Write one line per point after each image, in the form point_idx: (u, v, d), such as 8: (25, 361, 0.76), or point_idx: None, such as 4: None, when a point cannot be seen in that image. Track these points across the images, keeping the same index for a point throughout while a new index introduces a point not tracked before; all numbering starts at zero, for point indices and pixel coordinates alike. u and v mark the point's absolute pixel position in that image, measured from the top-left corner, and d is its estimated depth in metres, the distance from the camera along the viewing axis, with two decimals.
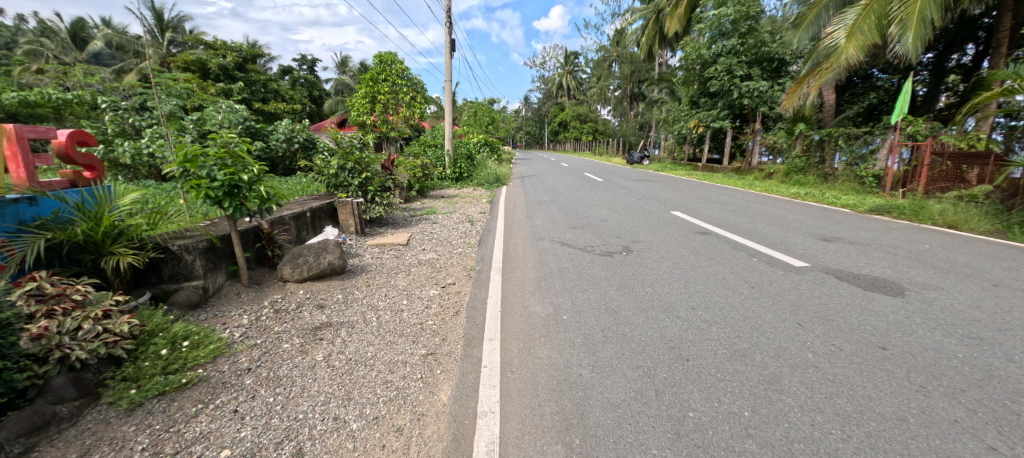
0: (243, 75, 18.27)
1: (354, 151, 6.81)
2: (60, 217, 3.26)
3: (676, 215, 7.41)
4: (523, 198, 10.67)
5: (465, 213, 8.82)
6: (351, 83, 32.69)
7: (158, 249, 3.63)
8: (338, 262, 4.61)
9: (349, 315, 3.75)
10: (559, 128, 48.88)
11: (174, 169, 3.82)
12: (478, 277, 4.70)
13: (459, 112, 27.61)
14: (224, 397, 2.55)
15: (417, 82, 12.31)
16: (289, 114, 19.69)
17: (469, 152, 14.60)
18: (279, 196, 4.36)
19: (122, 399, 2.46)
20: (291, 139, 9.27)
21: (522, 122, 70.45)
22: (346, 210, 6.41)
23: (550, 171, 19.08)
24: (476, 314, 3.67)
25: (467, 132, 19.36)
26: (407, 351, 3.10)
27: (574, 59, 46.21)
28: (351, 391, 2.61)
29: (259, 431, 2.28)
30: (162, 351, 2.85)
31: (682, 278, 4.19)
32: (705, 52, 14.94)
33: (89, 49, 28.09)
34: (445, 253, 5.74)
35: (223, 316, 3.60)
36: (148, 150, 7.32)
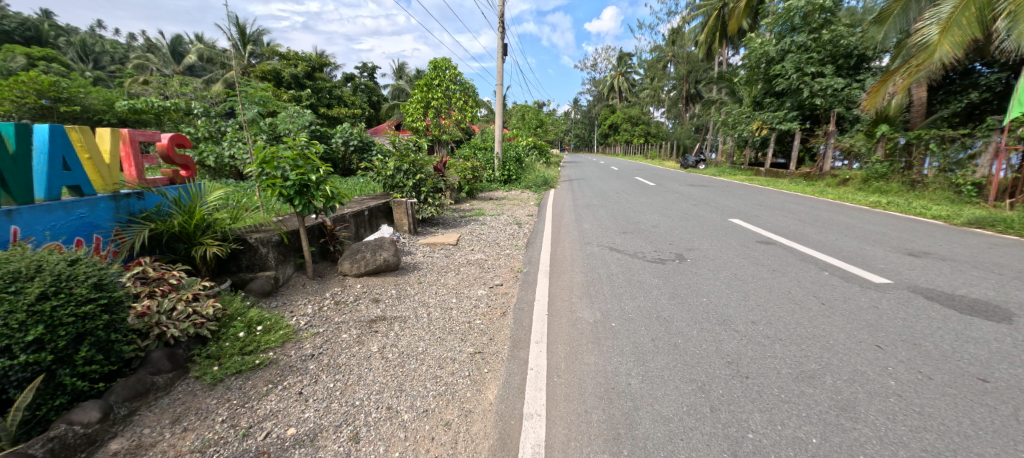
0: (312, 83, 19.66)
1: (410, 153, 7.12)
2: (161, 210, 3.73)
3: (735, 223, 7.04)
4: (571, 202, 10.60)
5: (513, 215, 8.92)
6: (407, 88, 34.14)
7: (238, 241, 4.00)
8: (392, 259, 4.82)
9: (402, 309, 3.93)
10: (610, 131, 47.93)
11: (253, 169, 4.20)
12: (524, 279, 4.72)
13: (507, 114, 27.82)
14: (290, 379, 2.77)
15: (468, 87, 12.57)
16: (349, 119, 20.80)
17: (518, 155, 14.64)
18: (343, 195, 4.66)
19: (207, 374, 2.74)
20: (348, 142, 9.80)
21: (572, 126, 69.91)
22: (401, 210, 6.69)
23: (598, 174, 18.81)
24: (523, 316, 3.69)
25: (515, 136, 19.47)
26: (456, 348, 3.18)
27: (628, 60, 44.99)
28: (402, 383, 2.73)
29: (320, 414, 2.44)
30: (240, 333, 3.14)
31: (742, 290, 3.96)
32: (772, 48, 14.08)
33: (183, 62, 31.62)
34: (492, 255, 5.83)
35: (291, 304, 3.90)
36: (229, 152, 8.11)
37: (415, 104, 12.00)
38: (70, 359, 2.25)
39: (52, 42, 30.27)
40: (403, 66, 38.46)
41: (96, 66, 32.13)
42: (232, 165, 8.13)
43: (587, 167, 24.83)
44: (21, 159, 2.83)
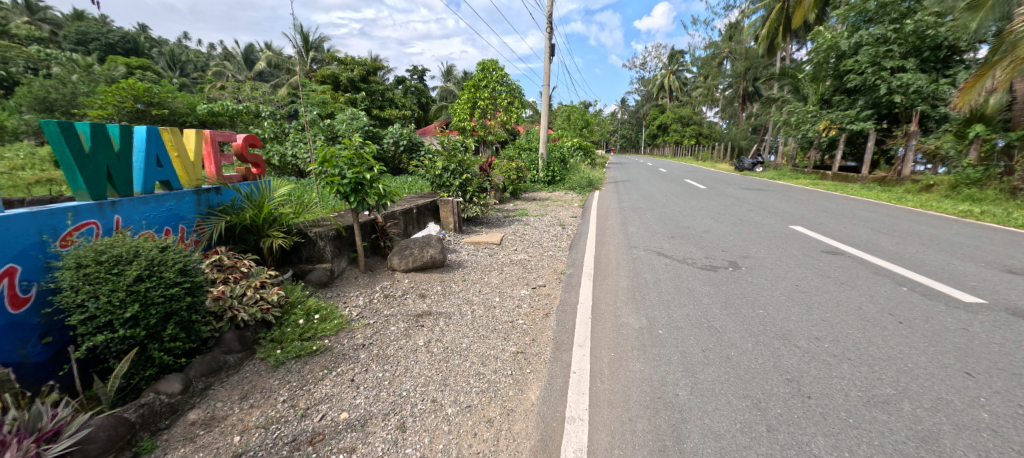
0: (366, 86, 20.59)
1: (457, 153, 7.28)
2: (235, 204, 4.11)
3: (797, 230, 6.58)
4: (617, 204, 10.37)
5: (556, 216, 8.87)
6: (454, 89, 34.88)
7: (300, 234, 4.28)
8: (439, 256, 4.95)
9: (447, 305, 4.03)
10: (659, 131, 46.34)
11: (315, 168, 4.48)
12: (568, 281, 4.68)
13: (552, 114, 27.65)
14: (343, 367, 2.92)
15: (515, 88, 12.65)
16: (400, 120, 21.55)
17: (563, 155, 14.52)
18: (394, 193, 4.84)
19: (270, 357, 2.96)
20: (399, 142, 10.17)
21: (620, 127, 68.33)
22: (447, 208, 6.85)
23: (646, 177, 18.28)
24: (566, 319, 3.66)
25: (561, 138, 19.32)
26: (499, 346, 3.21)
27: (680, 57, 43.25)
28: (446, 377, 2.80)
29: (370, 401, 2.56)
30: (300, 320, 3.36)
31: (804, 303, 3.70)
32: (843, 42, 13.03)
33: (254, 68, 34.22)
34: (536, 255, 5.84)
35: (344, 295, 4.12)
36: (292, 151, 8.68)
37: (462, 105, 12.24)
38: (159, 335, 2.52)
39: (145, 52, 33.82)
40: (452, 68, 39.22)
41: (180, 73, 35.52)
42: (294, 163, 8.69)
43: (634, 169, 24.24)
44: (126, 156, 3.18)
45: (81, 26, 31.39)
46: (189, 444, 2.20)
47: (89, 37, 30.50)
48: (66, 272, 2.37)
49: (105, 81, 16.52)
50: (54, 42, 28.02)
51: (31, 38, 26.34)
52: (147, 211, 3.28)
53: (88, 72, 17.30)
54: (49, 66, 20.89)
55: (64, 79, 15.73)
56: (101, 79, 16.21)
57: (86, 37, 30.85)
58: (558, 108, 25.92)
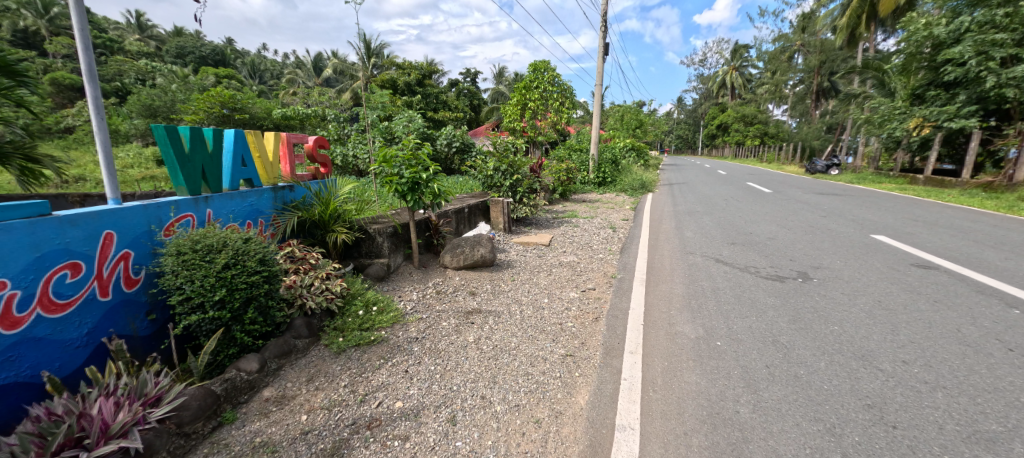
0: (422, 89, 21.35)
1: (508, 154, 7.36)
2: (306, 201, 4.45)
3: (879, 240, 5.98)
4: (672, 207, 9.97)
5: (607, 218, 8.69)
6: (506, 91, 35.19)
7: (361, 230, 4.53)
8: (489, 255, 5.02)
9: (496, 304, 4.09)
10: (719, 132, 43.90)
11: (375, 167, 4.72)
12: (619, 285, 4.57)
13: (605, 114, 27.10)
14: (398, 357, 3.06)
15: (566, 88, 12.55)
16: (453, 122, 22.11)
17: (615, 156, 14.18)
18: (448, 193, 4.98)
19: (333, 343, 3.16)
20: (451, 143, 10.45)
21: (676, 127, 65.58)
22: (497, 208, 6.93)
23: (704, 179, 17.38)
24: (617, 324, 3.58)
25: (613, 139, 18.88)
26: (547, 348, 3.21)
27: (744, 52, 40.68)
28: (496, 375, 2.84)
29: (423, 392, 2.66)
30: (360, 311, 3.57)
31: (887, 321, 3.35)
32: (940, 30, 11.64)
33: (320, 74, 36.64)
34: (585, 258, 5.76)
35: (398, 289, 4.31)
36: (353, 152, 9.21)
37: (512, 107, 12.33)
38: (241, 317, 2.80)
39: (229, 62, 37.37)
40: (504, 70, 39.57)
41: (258, 81, 38.88)
42: (354, 163, 9.21)
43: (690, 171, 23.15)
44: (217, 156, 3.54)
45: (179, 41, 35.32)
46: (264, 418, 2.41)
47: (185, 50, 34.24)
48: (168, 258, 2.68)
49: (197, 90, 18.45)
50: (157, 56, 31.76)
51: (139, 53, 30.03)
52: (232, 206, 3.64)
53: (183, 82, 19.41)
54: (153, 78, 23.70)
55: (164, 88, 17.77)
56: (193, 88, 18.12)
57: (183, 51, 34.65)
58: (611, 108, 25.34)
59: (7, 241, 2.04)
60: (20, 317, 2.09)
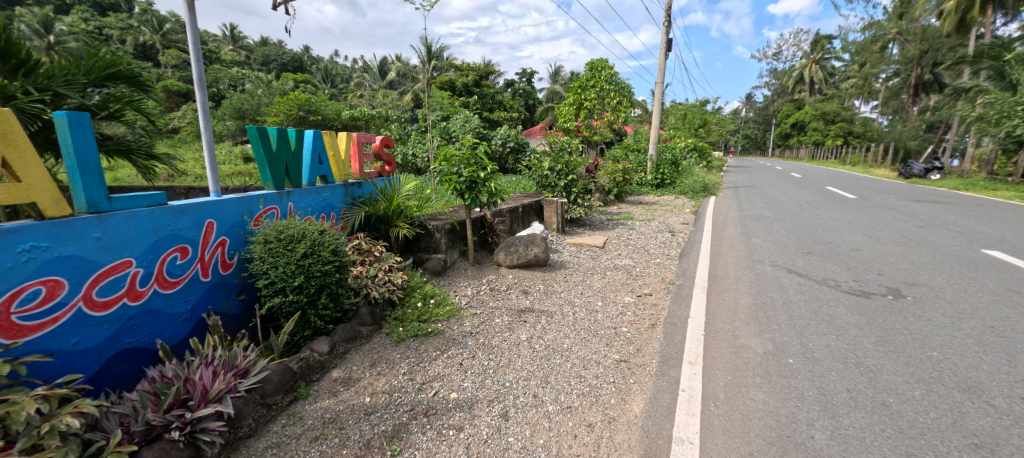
0: (478, 90, 21.77)
1: (564, 154, 7.32)
2: (372, 196, 4.75)
3: (989, 255, 5.24)
4: (737, 211, 9.38)
5: (665, 221, 8.36)
6: (561, 90, 34.89)
7: (421, 226, 4.74)
8: (542, 255, 5.04)
9: (549, 304, 4.09)
10: (793, 131, 40.52)
11: (436, 166, 4.91)
12: (677, 292, 4.39)
13: (665, 113, 26.01)
14: (453, 350, 3.17)
15: (625, 86, 12.23)
16: (508, 122, 22.31)
17: (675, 157, 13.57)
18: (504, 192, 5.06)
19: (394, 332, 3.35)
20: (506, 143, 10.57)
21: (743, 126, 61.48)
22: (551, 209, 6.92)
23: (774, 182, 16.16)
24: (675, 332, 3.44)
25: (674, 139, 18.08)
26: (601, 352, 3.16)
27: (826, 44, 37.20)
28: (548, 375, 2.85)
29: (477, 386, 2.74)
30: (419, 303, 3.74)
31: (999, 350, 2.94)
32: None
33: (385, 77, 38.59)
34: (641, 261, 5.59)
35: (454, 284, 4.46)
36: (413, 151, 9.61)
37: (567, 106, 12.22)
38: (315, 303, 3.04)
39: (306, 68, 40.50)
40: (561, 69, 39.20)
41: (330, 85, 41.77)
42: (414, 162, 9.61)
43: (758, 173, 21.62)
44: (299, 154, 3.88)
45: (264, 49, 38.85)
46: (332, 397, 2.61)
47: (269, 58, 37.62)
48: (257, 245, 2.98)
49: (278, 94, 20.18)
50: (246, 64, 35.17)
51: (232, 62, 33.44)
52: (310, 200, 3.97)
53: (266, 87, 21.33)
54: (242, 84, 26.27)
55: (251, 93, 19.62)
56: (274, 92, 19.84)
57: (267, 59, 38.08)
58: (672, 107, 24.27)
59: (135, 226, 2.37)
60: (142, 291, 2.41)
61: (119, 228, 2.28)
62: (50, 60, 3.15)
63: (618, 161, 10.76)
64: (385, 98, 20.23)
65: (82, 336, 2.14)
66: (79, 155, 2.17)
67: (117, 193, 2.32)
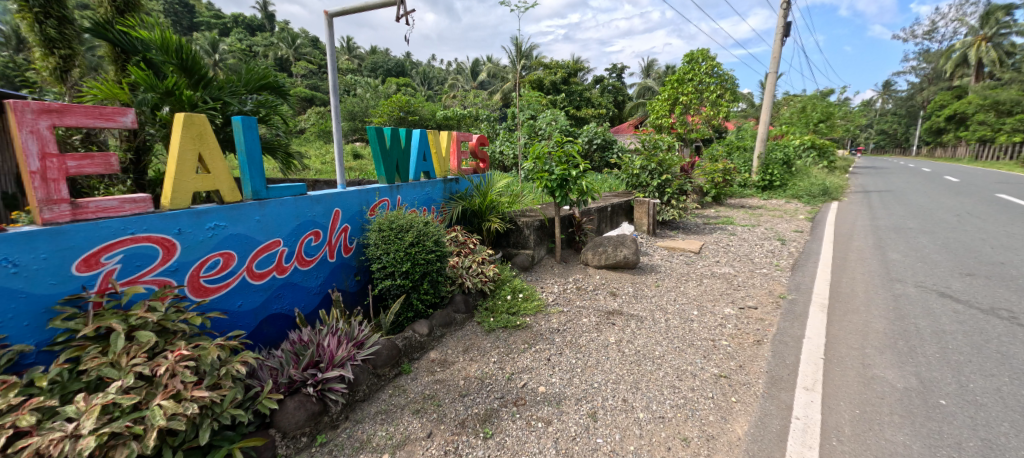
0: (566, 87, 21.46)
1: (658, 152, 6.95)
2: (468, 192, 5.02)
3: None
4: (866, 220, 8.08)
5: (773, 228, 7.51)
6: (654, 85, 32.77)
7: (511, 222, 4.89)
8: (632, 256, 4.86)
9: (639, 309, 3.95)
10: (949, 126, 33.45)
11: (528, 164, 5.02)
12: (789, 308, 3.93)
13: (776, 107, 23.17)
14: (541, 345, 3.23)
15: (729, 78, 11.18)
16: (595, 119, 21.80)
17: (787, 156, 12.06)
18: (595, 191, 4.98)
19: (486, 322, 3.52)
20: (593, 140, 10.37)
21: (879, 120, 52.41)
22: (642, 209, 6.63)
23: (918, 186, 13.56)
24: (787, 352, 3.10)
25: (787, 136, 16.06)
26: (697, 364, 2.98)
27: (1003, 17, 29.97)
28: (639, 381, 2.77)
29: (564, 383, 2.76)
30: (508, 296, 3.89)
31: None
32: None
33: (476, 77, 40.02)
34: (744, 271, 5.11)
35: (541, 280, 4.52)
36: (502, 148, 9.87)
37: (662, 102, 11.56)
38: (418, 287, 3.31)
39: (407, 72, 43.67)
40: (653, 62, 36.94)
41: (428, 86, 44.61)
42: (503, 159, 9.87)
43: (896, 176, 18.27)
44: (407, 151, 4.23)
45: (373, 57, 42.82)
46: (431, 376, 2.83)
47: (377, 64, 41.32)
48: (372, 233, 3.34)
49: (383, 96, 22.12)
50: (358, 70, 39.12)
51: (346, 70, 37.41)
52: (415, 194, 4.33)
53: (374, 91, 23.49)
54: (354, 89, 29.25)
55: (361, 97, 21.77)
56: (380, 95, 21.77)
57: (376, 66, 41.95)
58: (785, 99, 21.55)
59: (283, 211, 2.80)
60: (286, 266, 2.86)
61: (272, 212, 2.73)
62: (222, 74, 3.85)
63: (717, 160, 9.91)
64: (476, 98, 21.04)
65: (244, 300, 2.59)
66: (246, 151, 2.60)
67: (272, 183, 2.76)
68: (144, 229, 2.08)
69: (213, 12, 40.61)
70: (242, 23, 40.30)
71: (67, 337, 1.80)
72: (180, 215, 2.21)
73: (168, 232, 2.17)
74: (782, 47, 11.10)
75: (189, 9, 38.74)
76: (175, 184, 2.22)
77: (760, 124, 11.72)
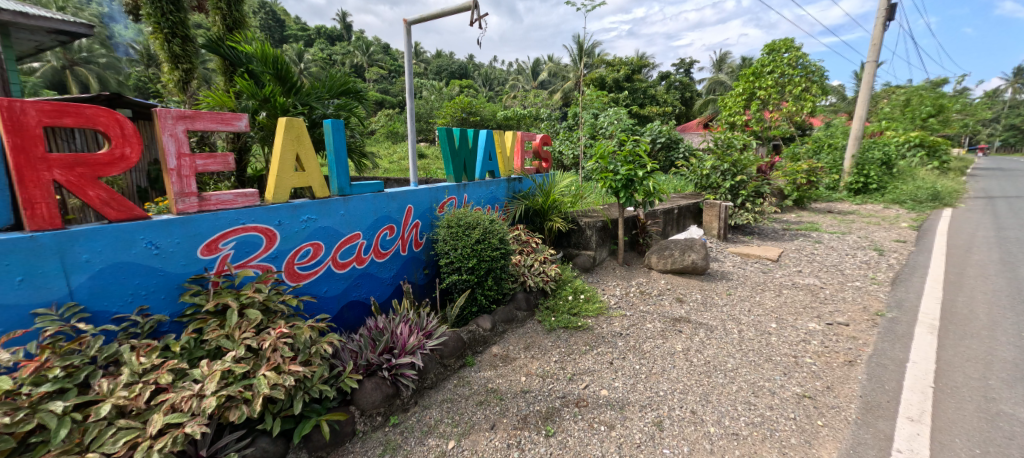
0: (630, 85, 20.67)
1: (732, 152, 6.49)
2: (530, 191, 5.06)
3: None
4: (986, 230, 6.97)
5: (867, 236, 6.72)
6: (727, 80, 30.48)
7: (572, 222, 4.85)
8: (701, 262, 4.61)
9: (708, 317, 3.75)
10: None
11: (592, 164, 4.95)
12: (887, 327, 3.52)
13: (872, 101, 20.63)
14: (602, 348, 3.19)
15: (816, 70, 10.17)
16: (661, 117, 20.85)
17: (887, 156, 10.71)
18: (662, 192, 4.79)
19: (547, 321, 3.54)
20: (657, 139, 9.94)
21: (1008, 114, 44.80)
22: (713, 212, 6.26)
23: None
24: (885, 376, 2.78)
25: (887, 133, 14.25)
26: (776, 381, 2.77)
27: None
28: (708, 394, 2.63)
29: (628, 388, 2.70)
30: (569, 296, 3.88)
31: None
32: None
33: (537, 77, 40.06)
34: (830, 283, 4.64)
35: (602, 282, 4.45)
36: (563, 147, 9.79)
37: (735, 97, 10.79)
38: (482, 283, 3.41)
39: (469, 74, 44.69)
40: (726, 55, 34.59)
41: (490, 88, 45.42)
42: (564, 158, 9.80)
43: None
44: (474, 151, 4.36)
45: (439, 60, 44.46)
46: (493, 370, 2.91)
47: (442, 68, 42.78)
48: (442, 229, 3.49)
49: (447, 99, 22.88)
50: (425, 74, 40.86)
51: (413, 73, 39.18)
52: (480, 192, 4.45)
53: (439, 93, 24.37)
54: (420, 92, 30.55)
55: (427, 99, 22.67)
56: (444, 97, 22.56)
57: (441, 69, 43.53)
58: (884, 92, 19.15)
59: (363, 206, 3.02)
60: (365, 257, 3.08)
61: (355, 207, 2.96)
62: (310, 81, 4.23)
63: (800, 160, 9.05)
64: (536, 98, 21.06)
65: (329, 286, 2.83)
66: (335, 150, 2.83)
67: (355, 181, 2.99)
68: (252, 220, 2.35)
69: (300, 25, 44.54)
70: (323, 33, 43.78)
71: (193, 310, 2.10)
72: (280, 208, 2.48)
73: (270, 223, 2.44)
74: (883, 32, 9.88)
75: (280, 23, 42.85)
76: (277, 180, 2.48)
77: (853, 120, 10.53)
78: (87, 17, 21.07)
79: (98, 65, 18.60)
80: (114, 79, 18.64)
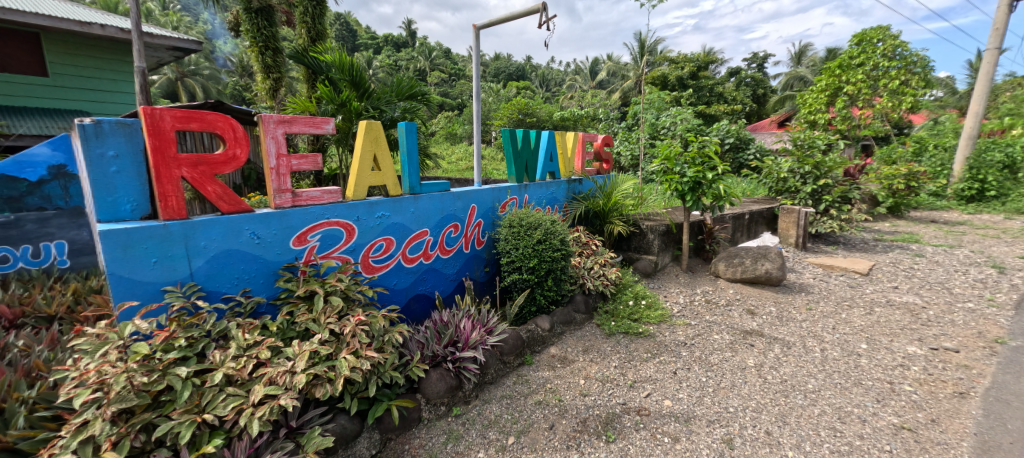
0: (695, 82, 19.53)
1: (814, 153, 5.91)
2: (591, 192, 4.98)
3: None
4: None
5: (982, 251, 5.83)
6: (807, 74, 27.82)
7: (634, 225, 4.71)
8: (776, 272, 4.27)
9: (785, 332, 3.47)
10: None
11: (657, 165, 4.77)
12: (1009, 357, 3.04)
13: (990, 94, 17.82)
14: (665, 357, 3.08)
15: (920, 61, 8.99)
16: (729, 116, 19.53)
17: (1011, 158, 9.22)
18: (733, 195, 4.50)
19: (606, 325, 3.48)
20: (726, 140, 9.34)
21: None
22: (790, 218, 5.77)
23: None
24: (1008, 414, 2.41)
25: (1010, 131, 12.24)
26: (867, 407, 2.50)
27: None
28: (785, 414, 2.45)
29: (693, 401, 2.58)
30: (630, 301, 3.78)
31: None
32: None
33: (596, 76, 39.25)
34: (934, 302, 4.09)
35: (664, 289, 4.29)
36: (623, 148, 9.51)
37: (818, 93, 9.83)
38: (542, 283, 3.43)
39: (527, 76, 44.80)
40: (807, 48, 31.63)
41: (547, 88, 45.24)
42: (624, 159, 9.51)
43: None
44: (535, 151, 4.38)
45: (498, 63, 45.07)
46: (552, 370, 2.92)
47: (500, 70, 43.24)
48: (503, 228, 3.55)
49: (505, 100, 23.11)
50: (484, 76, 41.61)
51: None
52: (541, 193, 4.47)
53: (498, 95, 24.68)
54: None
55: (485, 101, 23.05)
56: (502, 99, 22.83)
57: (499, 71, 44.06)
58: (1008, 84, 16.44)
59: (431, 205, 3.17)
60: (432, 253, 3.23)
61: (424, 205, 3.11)
62: (382, 86, 4.50)
63: (897, 163, 8.05)
64: (593, 99, 20.55)
65: (399, 279, 3.00)
66: (407, 151, 2.99)
67: (425, 180, 3.14)
68: (335, 215, 2.56)
69: (371, 34, 47.30)
70: (390, 41, 46.11)
71: (286, 294, 2.33)
72: (359, 205, 2.67)
73: (350, 219, 2.64)
74: (1009, 15, 8.52)
75: (353, 32, 45.77)
76: (357, 179, 2.68)
77: (967, 117, 9.17)
78: (193, 34, 23.92)
79: (202, 76, 21.05)
80: (214, 88, 20.98)
